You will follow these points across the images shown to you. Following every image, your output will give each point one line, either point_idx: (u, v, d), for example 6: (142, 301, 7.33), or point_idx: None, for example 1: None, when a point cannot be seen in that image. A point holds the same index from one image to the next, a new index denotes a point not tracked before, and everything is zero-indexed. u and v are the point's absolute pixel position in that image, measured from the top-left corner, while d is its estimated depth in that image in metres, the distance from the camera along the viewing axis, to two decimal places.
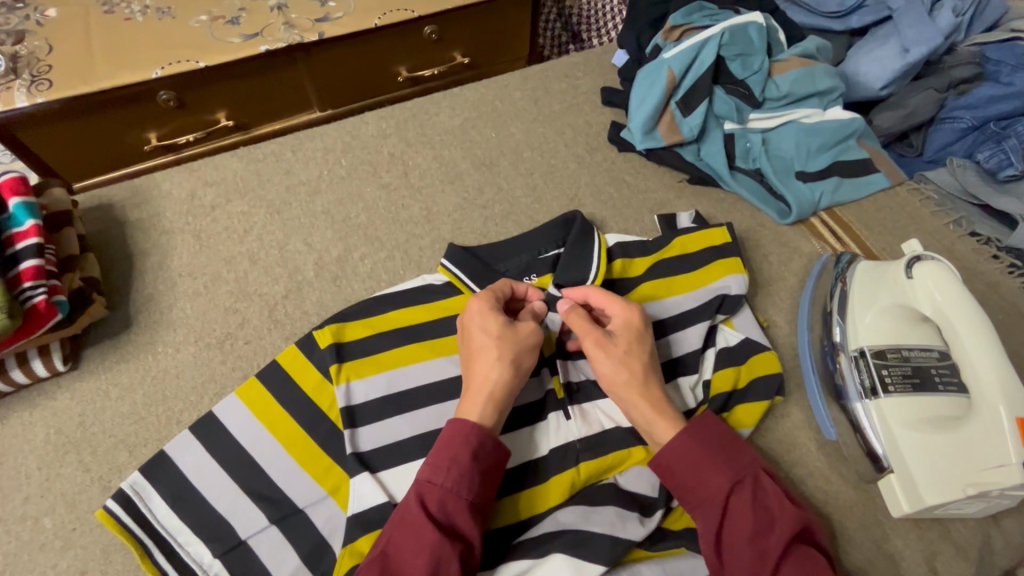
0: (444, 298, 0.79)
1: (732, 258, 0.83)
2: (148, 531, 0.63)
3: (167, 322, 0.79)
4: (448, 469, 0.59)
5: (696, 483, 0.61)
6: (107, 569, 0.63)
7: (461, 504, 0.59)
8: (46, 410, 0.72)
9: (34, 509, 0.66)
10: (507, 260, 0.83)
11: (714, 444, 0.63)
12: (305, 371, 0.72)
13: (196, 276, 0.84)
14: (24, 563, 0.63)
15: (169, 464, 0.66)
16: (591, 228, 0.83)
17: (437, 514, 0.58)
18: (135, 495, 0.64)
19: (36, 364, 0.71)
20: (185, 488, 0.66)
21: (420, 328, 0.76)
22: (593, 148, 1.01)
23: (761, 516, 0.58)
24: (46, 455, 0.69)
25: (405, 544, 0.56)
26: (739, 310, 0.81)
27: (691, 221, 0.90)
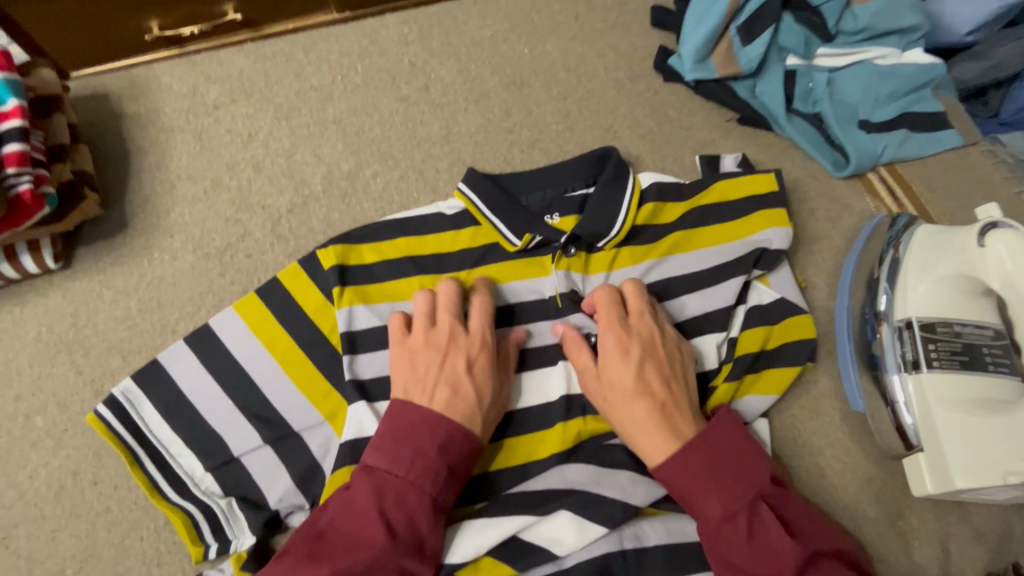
0: (459, 229, 0.72)
1: (779, 213, 0.75)
2: (140, 440, 0.61)
3: (164, 227, 0.75)
4: (410, 462, 0.55)
5: (696, 498, 0.57)
6: (99, 472, 0.62)
7: (418, 502, 0.55)
8: (38, 307, 0.69)
9: (26, 407, 0.64)
10: (530, 192, 0.75)
11: (710, 462, 0.58)
12: (307, 291, 0.67)
13: (196, 180, 0.78)
14: (16, 460, 0.62)
15: (163, 374, 0.63)
16: (625, 166, 0.75)
17: (391, 508, 0.54)
18: (126, 403, 0.62)
19: (25, 259, 0.67)
20: (177, 400, 0.63)
21: (431, 258, 0.70)
22: (636, 74, 0.91)
23: (757, 542, 0.55)
24: (38, 354, 0.66)
25: (345, 529, 0.53)
26: (777, 267, 0.74)
27: (737, 164, 0.81)
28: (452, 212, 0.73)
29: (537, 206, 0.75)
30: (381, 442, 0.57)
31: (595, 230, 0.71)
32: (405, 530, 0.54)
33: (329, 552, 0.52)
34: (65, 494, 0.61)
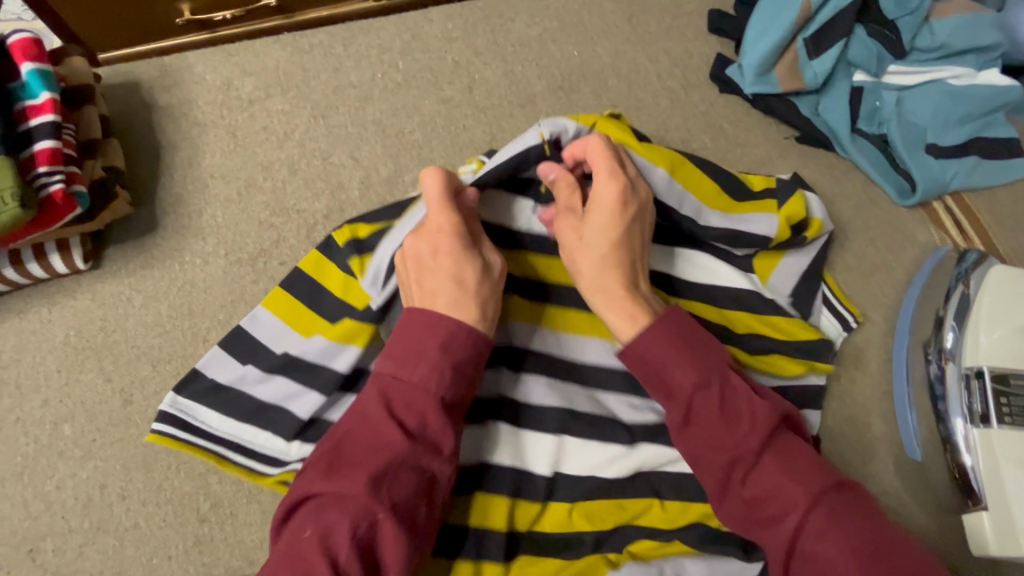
0: None
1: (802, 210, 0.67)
2: (208, 437, 0.59)
3: (196, 228, 0.72)
4: (416, 365, 0.51)
5: (671, 374, 0.54)
6: (128, 486, 0.60)
7: (432, 403, 0.51)
8: (66, 309, 0.66)
9: (53, 414, 0.62)
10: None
11: (678, 340, 0.54)
12: (328, 273, 0.60)
13: (229, 179, 0.75)
14: (43, 469, 0.60)
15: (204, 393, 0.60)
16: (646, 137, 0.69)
17: (402, 413, 0.50)
18: (176, 410, 0.59)
19: (54, 259, 0.65)
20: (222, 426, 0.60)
21: None
22: (690, 84, 0.86)
23: (727, 412, 0.52)
24: (66, 358, 0.64)
25: (359, 441, 0.50)
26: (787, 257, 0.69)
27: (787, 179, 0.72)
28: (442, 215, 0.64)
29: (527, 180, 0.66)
30: (389, 349, 0.53)
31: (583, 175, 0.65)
32: (421, 433, 0.51)
33: (346, 462, 0.49)
34: (93, 507, 0.59)
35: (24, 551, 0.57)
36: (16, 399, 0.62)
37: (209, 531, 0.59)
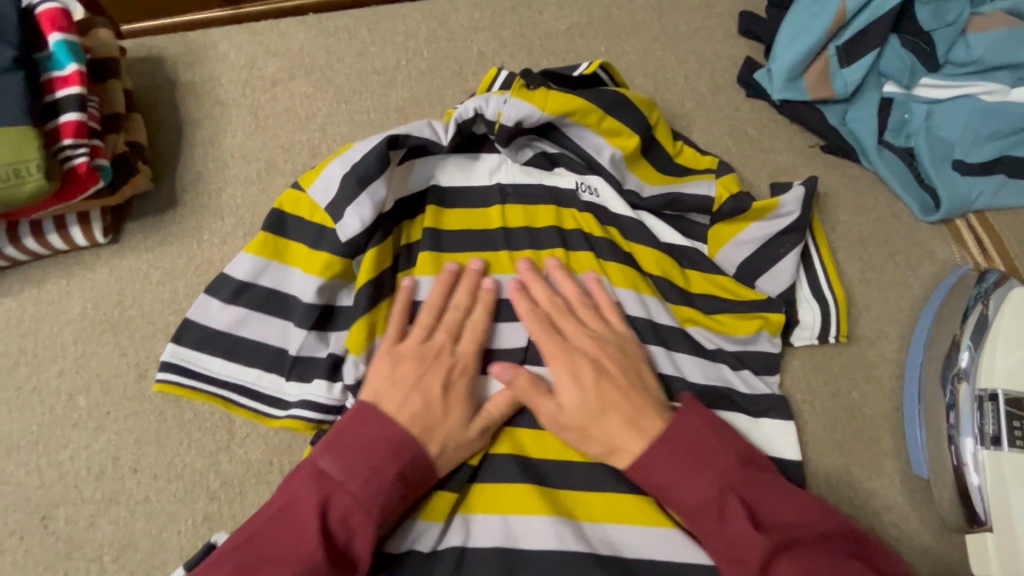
0: (507, 206, 0.72)
1: (735, 188, 0.72)
2: (212, 383, 0.62)
3: (214, 207, 0.72)
4: (364, 480, 0.52)
5: (671, 488, 0.55)
6: (140, 460, 0.61)
7: (366, 511, 0.51)
8: (84, 281, 0.67)
9: (69, 385, 0.63)
10: (486, 147, 0.73)
11: (685, 446, 0.55)
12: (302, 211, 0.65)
13: (249, 160, 0.74)
14: (57, 439, 0.61)
15: (215, 361, 0.62)
16: (620, 96, 0.72)
17: (335, 523, 0.51)
18: (181, 361, 0.62)
19: (75, 231, 0.66)
20: (238, 393, 0.62)
21: (477, 236, 0.70)
22: (716, 86, 0.85)
23: (730, 530, 0.52)
24: (82, 331, 0.65)
25: (275, 538, 0.50)
26: (771, 226, 0.71)
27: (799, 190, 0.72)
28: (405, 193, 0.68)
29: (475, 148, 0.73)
30: (339, 450, 0.54)
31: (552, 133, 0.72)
32: (345, 551, 0.51)
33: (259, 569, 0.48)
34: (105, 478, 0.60)
35: (37, 519, 0.58)
36: (32, 368, 0.63)
37: (218, 509, 0.60)
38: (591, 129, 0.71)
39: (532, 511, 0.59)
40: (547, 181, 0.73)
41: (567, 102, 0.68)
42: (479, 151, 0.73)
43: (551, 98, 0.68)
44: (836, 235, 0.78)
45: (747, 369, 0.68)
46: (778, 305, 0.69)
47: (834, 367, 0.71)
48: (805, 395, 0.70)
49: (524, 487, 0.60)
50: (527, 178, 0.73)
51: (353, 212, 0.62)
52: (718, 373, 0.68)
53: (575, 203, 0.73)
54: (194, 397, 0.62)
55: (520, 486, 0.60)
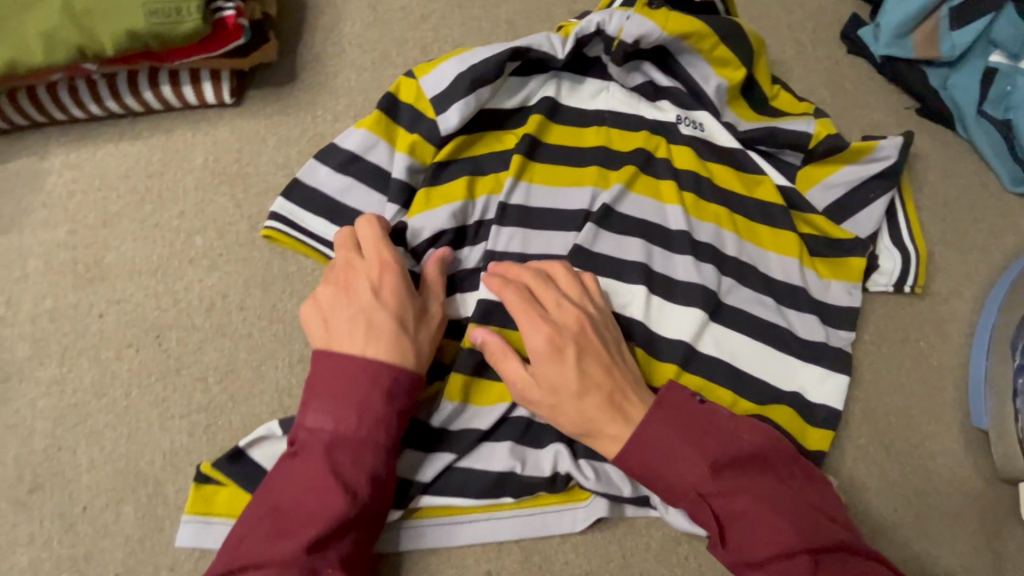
0: (605, 126, 0.75)
1: (833, 130, 0.74)
2: (315, 240, 0.66)
3: (330, 88, 0.75)
4: (360, 420, 0.53)
5: (660, 488, 0.55)
6: (246, 301, 0.65)
7: (371, 450, 0.53)
8: (207, 136, 0.71)
9: (188, 226, 0.67)
10: (594, 70, 0.76)
11: (659, 449, 0.54)
12: (414, 98, 0.69)
13: (365, 50, 0.78)
14: (174, 270, 0.65)
15: (318, 220, 0.66)
16: (736, 25, 0.74)
17: (349, 473, 0.52)
18: (288, 216, 0.66)
19: (206, 86, 0.70)
20: (335, 251, 0.66)
21: (572, 151, 0.73)
22: (818, 39, 0.86)
23: (731, 525, 0.52)
24: (203, 180, 0.69)
25: (298, 506, 0.51)
26: (863, 169, 0.73)
27: (897, 146, 0.73)
28: (502, 104, 0.72)
29: (583, 70, 0.76)
30: (323, 406, 0.53)
31: (661, 57, 0.76)
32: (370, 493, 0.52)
33: (290, 531, 0.50)
34: (214, 311, 0.64)
35: (151, 337, 0.63)
36: (156, 206, 0.68)
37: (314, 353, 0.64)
38: (702, 56, 0.74)
39: None
40: (644, 111, 0.76)
41: (687, 24, 0.72)
42: (586, 74, 0.76)
43: (671, 19, 0.71)
44: (921, 194, 0.79)
45: (817, 317, 0.70)
46: (863, 249, 0.71)
47: (906, 315, 0.73)
48: (874, 337, 0.72)
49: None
50: (628, 104, 0.76)
51: (458, 108, 0.67)
52: (783, 315, 0.69)
53: (676, 135, 0.75)
54: (297, 250, 0.67)
55: None
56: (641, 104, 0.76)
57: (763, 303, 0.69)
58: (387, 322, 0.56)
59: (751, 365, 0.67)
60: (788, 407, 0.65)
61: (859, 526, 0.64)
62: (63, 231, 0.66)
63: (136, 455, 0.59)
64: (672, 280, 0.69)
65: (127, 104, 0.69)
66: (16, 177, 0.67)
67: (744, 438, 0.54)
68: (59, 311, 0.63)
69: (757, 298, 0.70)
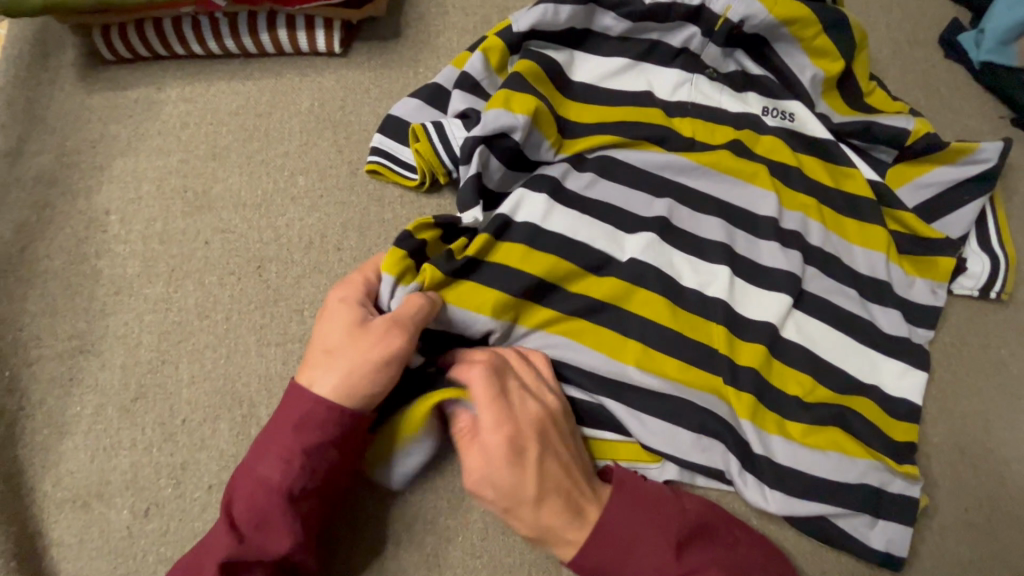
0: (699, 108, 0.75)
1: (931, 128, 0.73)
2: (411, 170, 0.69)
3: (433, 47, 0.77)
4: (268, 454, 0.52)
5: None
6: (343, 243, 0.67)
7: (269, 489, 0.51)
8: (314, 83, 0.74)
9: (292, 165, 0.70)
10: (683, 56, 0.75)
11: (624, 537, 0.55)
12: (501, 58, 0.71)
13: (469, 13, 0.79)
14: (277, 207, 0.68)
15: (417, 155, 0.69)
16: (841, 16, 0.73)
17: (246, 511, 0.51)
18: (389, 150, 0.69)
19: (319, 34, 0.72)
20: (448, 150, 0.67)
21: (666, 126, 0.73)
22: (915, 41, 0.85)
23: None
24: (308, 123, 0.72)
25: (211, 538, 0.52)
26: (961, 167, 0.72)
27: (998, 150, 0.72)
28: (575, 77, 0.75)
29: (665, 60, 0.76)
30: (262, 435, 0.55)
31: (755, 44, 0.75)
32: (261, 535, 0.51)
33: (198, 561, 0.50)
34: (313, 249, 0.67)
35: (253, 267, 0.65)
36: (263, 144, 0.70)
37: None
38: (801, 45, 0.73)
39: (669, 376, 0.63)
40: (727, 104, 0.75)
41: (793, 9, 0.71)
42: (669, 64, 0.76)
43: (769, 6, 0.71)
44: (1012, 204, 0.78)
45: (900, 312, 0.70)
46: (953, 250, 0.71)
47: (988, 322, 0.72)
48: (954, 340, 0.71)
49: (673, 359, 0.64)
50: (710, 97, 0.75)
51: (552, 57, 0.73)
52: (866, 309, 0.69)
53: (764, 127, 0.75)
54: (416, 134, 0.68)
55: (668, 357, 0.64)
56: (724, 97, 0.75)
57: (846, 294, 0.70)
58: (321, 349, 0.55)
59: (829, 353, 0.67)
60: (868, 399, 0.65)
61: (928, 522, 0.64)
62: (175, 158, 0.69)
63: (233, 376, 0.61)
64: (757, 265, 0.69)
65: (243, 44, 0.72)
66: (134, 105, 0.71)
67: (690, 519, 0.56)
68: (168, 234, 0.66)
69: (841, 289, 0.70)
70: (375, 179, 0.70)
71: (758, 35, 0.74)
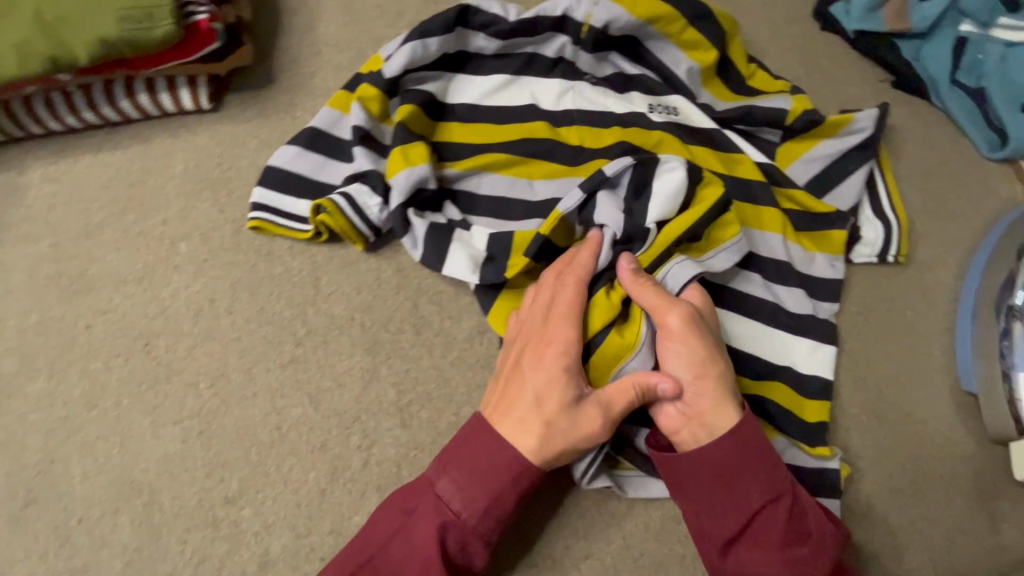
0: (584, 117, 0.74)
1: (809, 105, 0.74)
2: (296, 218, 0.67)
3: (308, 89, 0.75)
4: (480, 513, 0.53)
5: (760, 483, 0.54)
6: (235, 304, 0.65)
7: (476, 539, 0.53)
8: (187, 143, 0.71)
9: (172, 233, 0.67)
10: (560, 67, 0.75)
11: (759, 445, 0.55)
12: (377, 104, 0.70)
13: (341, 49, 0.78)
14: (160, 278, 0.65)
15: (302, 202, 0.68)
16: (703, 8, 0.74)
17: (453, 552, 0.53)
18: (270, 203, 0.67)
19: (183, 93, 0.70)
20: (362, 218, 0.66)
21: (551, 143, 0.72)
22: (791, 18, 0.86)
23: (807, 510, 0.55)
24: (185, 186, 0.69)
25: (404, 551, 0.52)
26: (842, 137, 0.74)
27: (873, 119, 0.74)
28: (456, 101, 0.74)
29: (544, 73, 0.75)
30: (463, 482, 0.53)
31: (627, 44, 0.75)
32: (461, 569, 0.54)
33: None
34: (203, 316, 0.64)
35: (140, 345, 0.63)
36: (139, 214, 0.68)
37: (304, 353, 0.64)
38: (671, 39, 0.74)
39: None
40: (613, 106, 0.75)
41: (653, 8, 0.72)
42: (549, 74, 0.75)
43: (630, 11, 0.71)
44: (900, 165, 0.79)
45: (804, 290, 0.70)
46: (844, 220, 0.72)
47: (890, 286, 0.73)
48: (860, 308, 0.72)
49: None
50: (595, 102, 0.75)
51: (431, 88, 0.72)
52: (771, 291, 0.69)
53: (651, 123, 0.74)
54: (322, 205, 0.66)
55: None
56: (609, 100, 0.75)
57: (752, 281, 0.69)
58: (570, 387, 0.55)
59: (738, 343, 0.67)
60: (783, 383, 0.66)
61: (853, 494, 0.65)
62: (46, 244, 0.66)
63: (130, 464, 0.58)
64: None
65: (105, 114, 0.69)
66: None
67: (813, 510, 0.55)
68: (46, 325, 0.63)
69: (746, 276, 0.69)
70: (259, 234, 0.68)
71: (628, 36, 0.74)
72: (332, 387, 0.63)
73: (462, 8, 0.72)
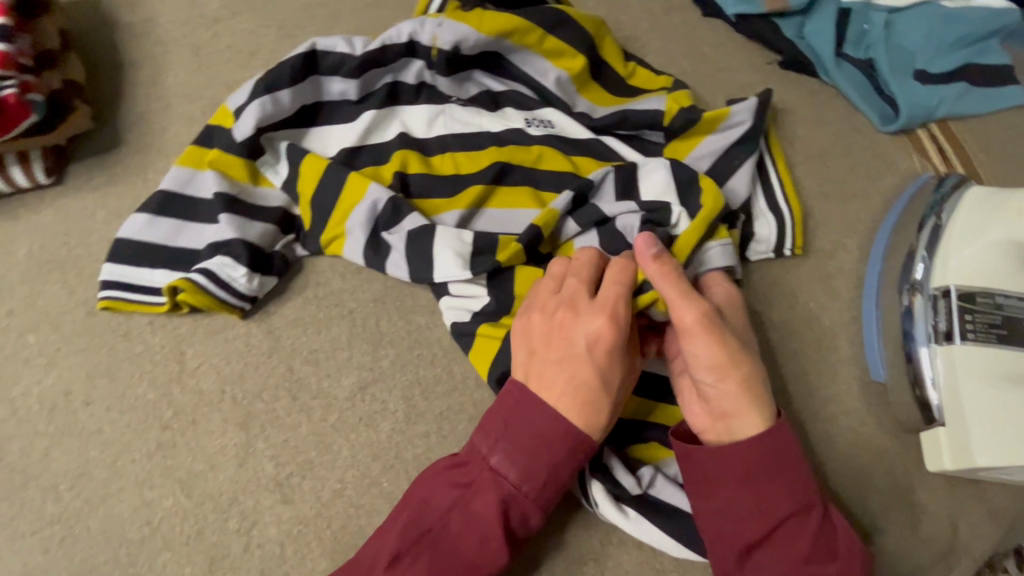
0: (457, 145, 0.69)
1: (684, 103, 0.70)
2: (152, 291, 0.63)
3: (158, 146, 0.70)
4: (543, 485, 0.52)
5: (784, 494, 0.52)
6: (92, 393, 0.61)
7: (535, 507, 0.52)
8: (29, 223, 0.66)
9: (19, 324, 0.63)
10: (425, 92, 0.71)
11: (788, 458, 0.53)
12: (234, 166, 0.66)
13: (192, 99, 0.73)
14: (9, 376, 0.61)
15: (157, 273, 0.63)
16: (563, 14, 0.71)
17: (513, 523, 0.52)
18: (121, 279, 0.63)
19: (14, 171, 0.65)
20: (226, 290, 0.62)
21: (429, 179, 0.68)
22: (670, 8, 0.83)
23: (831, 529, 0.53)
24: (30, 270, 0.65)
25: (456, 528, 0.52)
26: (724, 131, 0.70)
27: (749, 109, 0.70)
28: (323, 148, 0.69)
29: (407, 101, 0.71)
30: (518, 455, 0.52)
31: (489, 59, 0.71)
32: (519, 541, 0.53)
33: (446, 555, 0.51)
34: (58, 412, 0.60)
35: None
36: None
37: (172, 437, 0.60)
38: (531, 50, 0.70)
39: None
40: (488, 125, 0.70)
41: (503, 21, 0.68)
42: (415, 101, 0.71)
43: (481, 29, 0.68)
44: (794, 151, 0.76)
45: None
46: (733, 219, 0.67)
47: (792, 280, 0.70)
48: (764, 308, 0.69)
49: None
50: (467, 122, 0.70)
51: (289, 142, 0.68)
52: None
53: (528, 138, 0.70)
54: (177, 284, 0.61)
55: None
56: (484, 118, 0.71)
57: None
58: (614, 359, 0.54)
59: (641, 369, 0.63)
60: None
61: None
62: None
63: None
64: None
65: None
66: None
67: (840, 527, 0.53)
68: None
69: None
70: (114, 313, 0.63)
71: (486, 53, 0.70)
72: (204, 470, 0.59)
73: (309, 52, 0.67)
